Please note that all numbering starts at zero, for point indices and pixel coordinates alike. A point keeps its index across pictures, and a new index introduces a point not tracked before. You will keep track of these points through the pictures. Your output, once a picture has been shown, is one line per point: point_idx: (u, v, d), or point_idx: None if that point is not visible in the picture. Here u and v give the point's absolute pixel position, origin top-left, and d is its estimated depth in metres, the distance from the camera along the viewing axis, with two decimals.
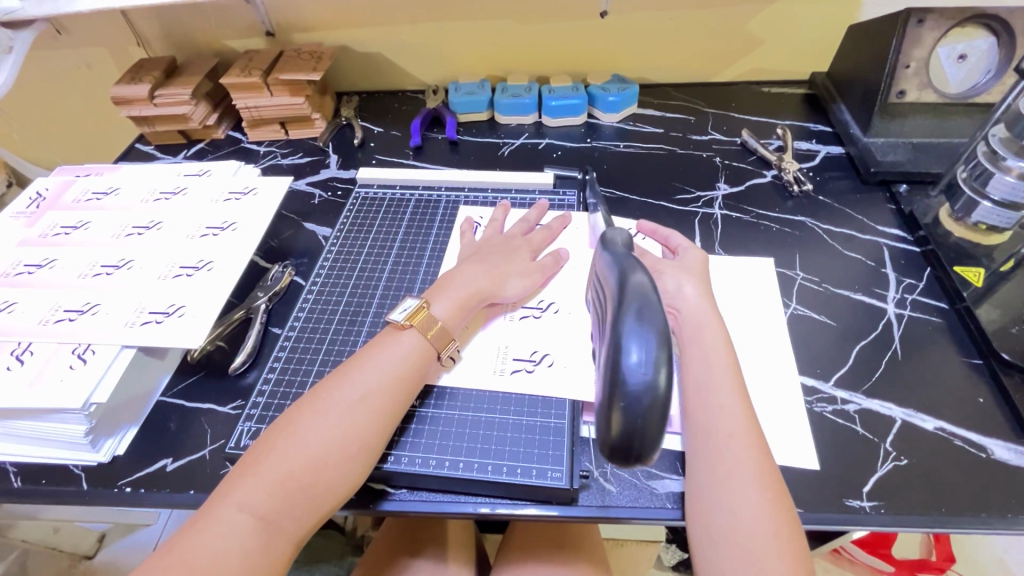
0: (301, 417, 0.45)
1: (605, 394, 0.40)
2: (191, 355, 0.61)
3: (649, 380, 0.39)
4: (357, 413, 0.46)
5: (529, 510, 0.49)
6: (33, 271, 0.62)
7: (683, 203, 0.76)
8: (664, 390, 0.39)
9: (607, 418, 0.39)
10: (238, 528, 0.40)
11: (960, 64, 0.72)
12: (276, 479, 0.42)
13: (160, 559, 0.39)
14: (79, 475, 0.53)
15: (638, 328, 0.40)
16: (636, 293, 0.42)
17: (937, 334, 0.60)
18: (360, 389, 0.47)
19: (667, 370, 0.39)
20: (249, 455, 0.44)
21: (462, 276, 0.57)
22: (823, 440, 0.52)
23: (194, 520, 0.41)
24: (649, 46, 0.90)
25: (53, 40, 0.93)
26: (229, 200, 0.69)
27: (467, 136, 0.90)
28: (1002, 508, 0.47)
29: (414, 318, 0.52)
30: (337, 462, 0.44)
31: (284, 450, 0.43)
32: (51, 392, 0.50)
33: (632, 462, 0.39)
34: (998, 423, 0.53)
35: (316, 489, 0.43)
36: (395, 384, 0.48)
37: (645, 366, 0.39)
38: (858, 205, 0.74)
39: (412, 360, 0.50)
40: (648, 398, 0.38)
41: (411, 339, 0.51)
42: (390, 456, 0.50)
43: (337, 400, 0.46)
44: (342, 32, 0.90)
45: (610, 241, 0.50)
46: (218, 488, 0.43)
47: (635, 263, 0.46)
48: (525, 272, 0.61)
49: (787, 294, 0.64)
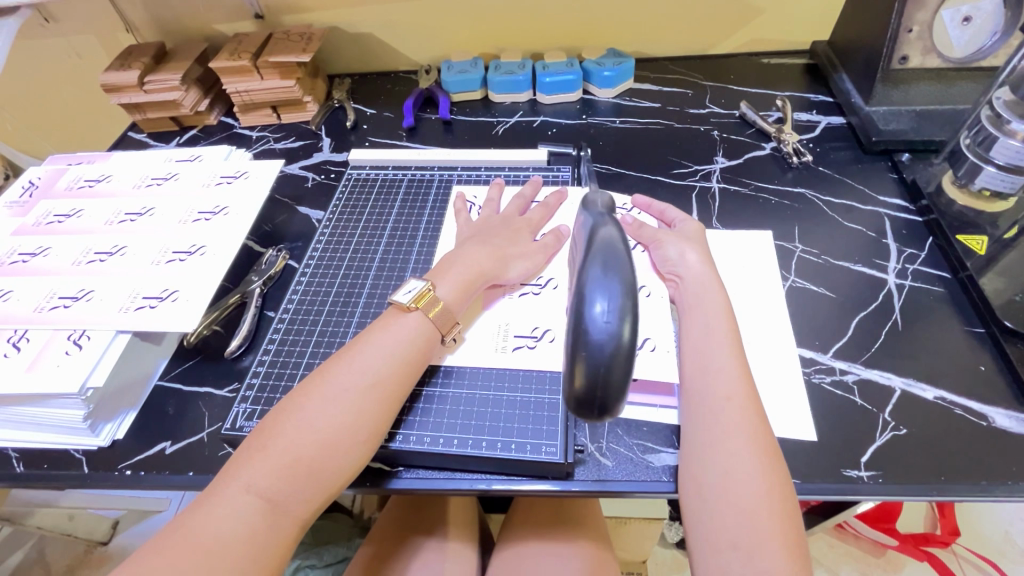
0: (305, 398, 0.45)
1: (569, 348, 0.40)
2: (187, 339, 0.61)
3: (613, 332, 0.38)
4: (364, 397, 0.46)
5: (525, 486, 0.49)
6: (27, 259, 0.62)
7: (680, 177, 0.75)
8: (628, 342, 0.38)
9: (571, 371, 0.39)
10: (244, 511, 0.40)
11: (966, 26, 0.69)
12: (283, 462, 0.42)
13: (163, 541, 0.39)
14: (81, 459, 0.53)
15: (602, 279, 0.40)
16: (603, 246, 0.43)
17: (938, 303, 0.59)
18: (364, 369, 0.47)
19: (631, 321, 0.39)
20: (254, 438, 0.44)
21: (464, 257, 0.56)
22: (821, 411, 0.52)
23: (200, 502, 0.41)
24: (645, 18, 0.88)
25: (41, 28, 0.92)
26: (221, 184, 0.69)
27: (461, 115, 0.89)
28: (1003, 476, 0.47)
29: (420, 301, 0.52)
30: (343, 447, 0.44)
31: (289, 433, 0.43)
32: (48, 377, 0.51)
33: (599, 415, 0.39)
34: (1000, 392, 0.52)
35: (322, 472, 0.43)
36: (399, 365, 0.48)
37: (609, 317, 0.39)
38: (858, 176, 0.73)
39: (416, 343, 0.50)
40: (613, 347, 0.38)
41: (415, 322, 0.51)
42: (396, 435, 0.50)
43: (341, 381, 0.46)
44: (331, 12, 0.89)
45: (591, 203, 0.50)
46: (223, 471, 0.43)
47: (608, 219, 0.47)
48: (528, 253, 0.60)
49: (785, 267, 0.64)
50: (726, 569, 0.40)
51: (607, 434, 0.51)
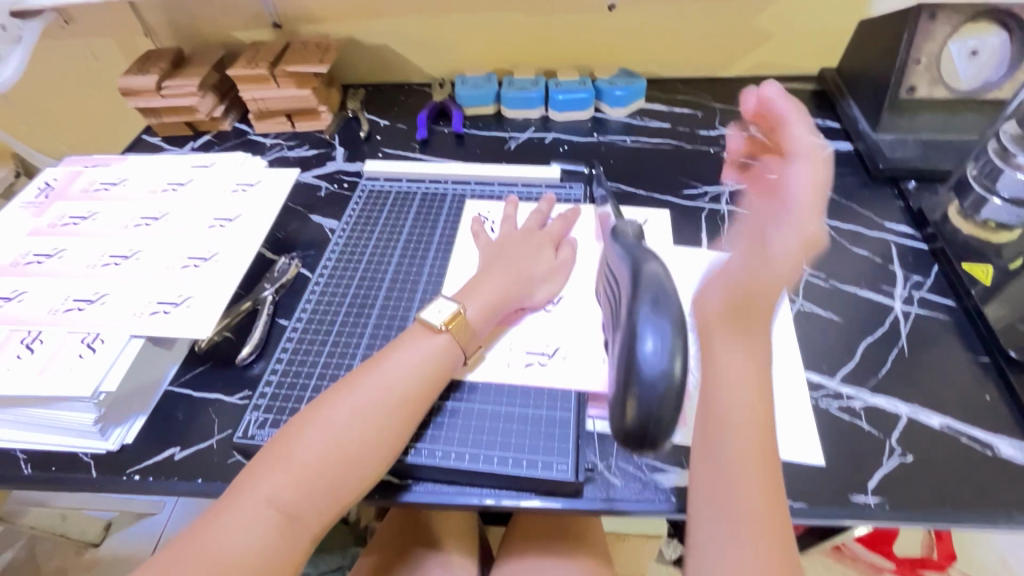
0: (327, 410, 0.46)
1: (620, 384, 0.42)
2: (199, 345, 0.61)
3: (665, 370, 0.41)
4: (385, 412, 0.46)
5: (533, 502, 0.49)
6: (42, 260, 0.62)
7: (690, 197, 0.76)
8: (679, 377, 0.41)
9: (621, 408, 0.42)
10: (263, 522, 0.41)
11: (972, 60, 0.71)
12: (302, 475, 0.43)
13: (181, 549, 0.40)
14: (89, 462, 0.53)
15: (652, 317, 0.43)
16: (651, 283, 0.45)
17: (944, 331, 0.60)
18: (387, 384, 0.48)
19: (681, 358, 0.42)
20: (274, 447, 0.44)
21: (491, 278, 0.57)
22: (828, 436, 0.52)
23: (218, 511, 0.41)
24: (657, 39, 0.89)
25: (61, 31, 0.93)
26: (237, 191, 0.70)
27: (473, 129, 0.90)
28: (1008, 505, 0.48)
29: (452, 323, 0.52)
30: (363, 462, 0.44)
31: (310, 445, 0.44)
32: (62, 380, 0.51)
33: (646, 449, 0.42)
34: (1005, 421, 0.53)
35: (343, 485, 0.44)
36: (422, 381, 0.49)
37: (658, 352, 0.41)
38: (866, 202, 0.74)
39: (440, 361, 0.51)
40: (666, 383, 0.40)
41: (442, 342, 0.51)
42: (410, 449, 0.50)
43: (364, 395, 0.47)
44: (349, 24, 0.90)
45: (621, 233, 0.55)
46: (241, 480, 0.43)
47: (647, 253, 0.50)
48: (551, 274, 0.62)
49: (793, 290, 0.64)
50: None
51: (616, 452, 0.52)
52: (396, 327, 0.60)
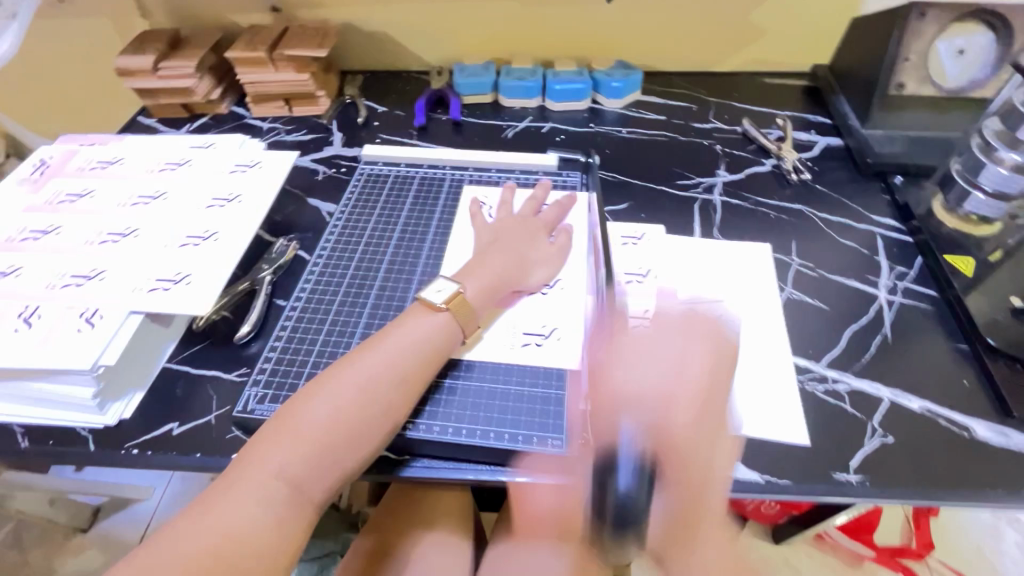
0: (330, 385, 0.47)
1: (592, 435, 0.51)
2: (197, 324, 0.61)
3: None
4: (386, 388, 0.47)
5: (525, 478, 0.50)
6: (39, 237, 0.62)
7: (683, 188, 0.78)
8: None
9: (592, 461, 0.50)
10: (271, 492, 0.42)
11: (959, 58, 0.74)
12: (308, 447, 0.44)
13: (190, 515, 0.41)
14: (87, 436, 0.53)
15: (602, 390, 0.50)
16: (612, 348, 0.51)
17: (925, 320, 0.62)
18: (389, 360, 0.49)
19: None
20: (278, 420, 0.45)
21: (490, 259, 0.59)
22: (813, 417, 0.54)
23: (224, 480, 0.42)
24: (654, 32, 0.91)
25: (54, 9, 0.93)
26: (235, 172, 0.70)
27: (471, 117, 0.90)
28: (983, 483, 0.50)
29: (451, 302, 0.54)
30: (366, 435, 0.46)
31: (313, 419, 0.45)
32: (61, 353, 0.51)
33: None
34: (981, 405, 0.55)
35: (347, 458, 0.45)
36: (422, 359, 0.50)
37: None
38: (854, 195, 0.76)
39: (440, 338, 0.52)
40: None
41: (442, 320, 0.53)
42: (409, 425, 0.51)
43: (366, 371, 0.48)
44: (348, 9, 0.90)
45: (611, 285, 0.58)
46: (246, 451, 0.44)
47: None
48: (547, 259, 0.63)
49: (782, 279, 0.66)
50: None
51: None
52: (394, 307, 0.61)
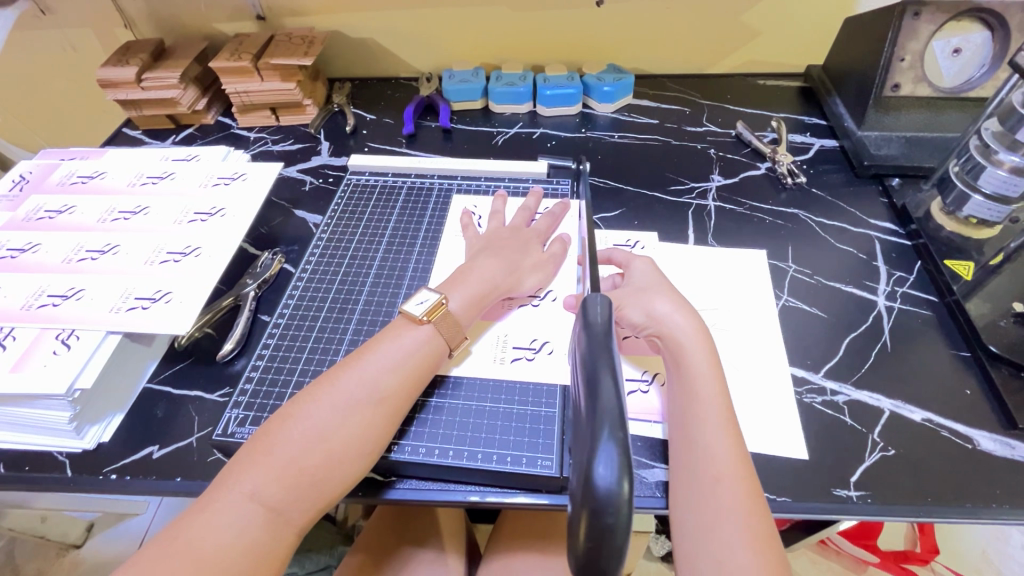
0: (310, 405, 0.45)
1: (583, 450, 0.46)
2: (178, 342, 0.60)
3: (607, 498, 0.30)
4: (369, 407, 0.46)
5: (518, 499, 0.49)
6: (15, 255, 0.61)
7: (676, 194, 0.76)
8: (628, 503, 0.30)
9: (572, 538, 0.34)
10: (245, 519, 0.40)
11: (955, 57, 0.73)
12: (287, 471, 0.42)
13: (162, 545, 0.39)
14: (64, 461, 0.52)
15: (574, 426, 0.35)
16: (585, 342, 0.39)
17: (926, 326, 0.60)
18: (372, 377, 0.47)
19: (631, 476, 0.31)
20: (256, 442, 0.44)
21: (478, 270, 0.57)
22: (812, 430, 0.53)
23: (199, 506, 0.41)
24: (645, 35, 0.89)
25: (36, 21, 0.91)
26: (218, 185, 0.68)
27: (461, 124, 0.89)
28: (987, 498, 0.48)
29: (433, 313, 0.52)
30: (346, 457, 0.44)
31: (291, 441, 0.43)
32: (34, 377, 0.49)
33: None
34: (985, 414, 0.53)
35: (328, 482, 0.43)
36: (407, 375, 0.49)
37: (608, 471, 0.31)
38: (851, 198, 0.74)
39: (425, 355, 0.50)
40: (611, 517, 0.30)
41: (425, 334, 0.51)
42: (394, 446, 0.49)
43: (347, 389, 0.46)
44: (334, 16, 0.89)
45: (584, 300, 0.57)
46: (223, 475, 0.42)
47: (606, 354, 0.37)
48: (539, 266, 0.61)
49: (778, 286, 0.64)
50: None
51: None
52: (380, 321, 0.59)
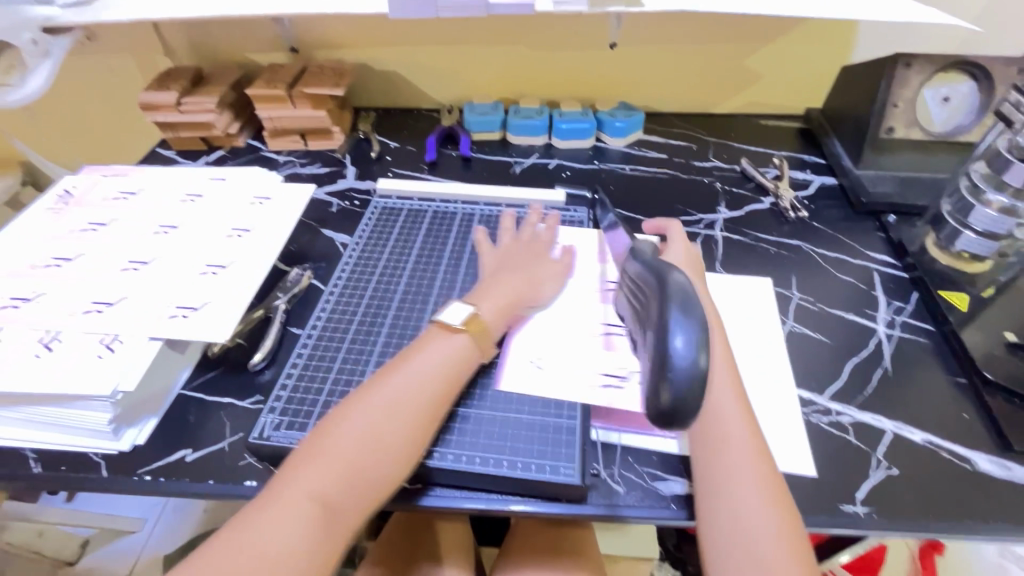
0: (357, 408, 0.48)
1: (651, 376, 0.41)
2: (211, 351, 0.62)
3: (693, 367, 0.39)
4: (419, 410, 0.49)
5: (540, 508, 0.51)
6: (60, 264, 0.64)
7: (686, 224, 0.80)
8: (706, 373, 0.39)
9: (654, 391, 0.40)
10: (299, 513, 0.42)
11: (943, 105, 0.78)
12: (342, 469, 0.45)
13: (225, 541, 0.41)
14: (100, 463, 0.54)
15: (682, 317, 0.41)
16: (677, 289, 0.43)
17: (924, 353, 0.64)
18: (419, 380, 0.50)
19: (708, 339, 0.40)
20: (307, 445, 0.46)
21: (502, 283, 0.61)
22: (819, 449, 0.55)
23: (257, 505, 0.43)
24: (654, 77, 0.95)
25: (83, 47, 0.96)
26: (254, 204, 0.72)
27: (479, 153, 0.94)
28: (987, 516, 0.50)
29: (471, 324, 0.55)
30: (388, 453, 0.46)
31: (348, 439, 0.46)
32: (81, 379, 0.52)
33: (672, 431, 0.40)
34: (982, 438, 0.56)
35: (377, 478, 0.45)
36: (452, 379, 0.52)
37: (687, 350, 0.39)
38: (850, 232, 0.79)
39: (463, 359, 0.53)
40: (690, 379, 0.39)
41: (460, 342, 0.54)
42: (434, 452, 0.52)
43: (390, 392, 0.49)
44: (365, 50, 0.95)
45: (637, 256, 0.52)
46: (277, 475, 0.45)
47: (668, 266, 0.47)
48: (545, 274, 0.65)
49: (783, 312, 0.68)
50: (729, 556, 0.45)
51: (619, 460, 0.54)
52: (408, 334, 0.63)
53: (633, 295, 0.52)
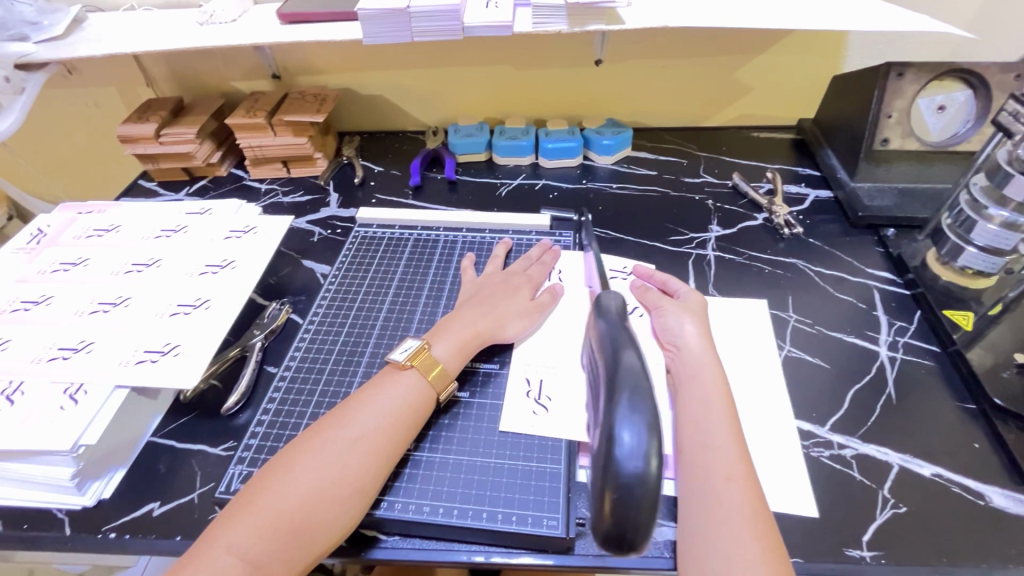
0: (295, 456, 0.46)
1: (598, 480, 0.41)
2: (184, 395, 0.60)
3: (641, 470, 0.40)
4: (362, 459, 0.47)
5: (524, 560, 0.48)
6: (29, 308, 0.62)
7: (676, 244, 0.78)
8: (655, 478, 0.40)
9: (600, 507, 0.40)
10: (223, 570, 0.40)
11: (940, 114, 0.76)
12: (270, 523, 0.42)
13: None
14: (64, 519, 0.51)
15: (629, 414, 0.42)
16: (629, 377, 0.45)
17: (930, 377, 0.60)
18: (363, 425, 0.48)
19: (657, 438, 0.41)
20: (242, 495, 0.45)
21: (460, 318, 0.59)
22: (821, 486, 0.52)
23: (181, 563, 0.41)
24: (642, 92, 0.94)
25: (65, 80, 0.95)
26: (230, 238, 0.70)
27: (465, 176, 0.92)
28: (1003, 558, 0.47)
29: (415, 358, 0.54)
30: (327, 504, 0.44)
31: (284, 489, 0.44)
32: (41, 433, 0.49)
33: (626, 552, 0.40)
34: (995, 470, 0.53)
35: (307, 533, 0.43)
36: (398, 423, 0.50)
37: (636, 455, 0.40)
38: (848, 248, 0.76)
39: (413, 402, 0.51)
40: (639, 490, 0.39)
41: (408, 379, 0.53)
42: (381, 502, 0.49)
43: (334, 438, 0.47)
44: (347, 75, 0.94)
45: (606, 308, 0.54)
46: (208, 530, 0.43)
47: (627, 340, 0.49)
48: (525, 311, 0.62)
49: (780, 337, 0.65)
50: None
51: None
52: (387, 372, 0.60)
53: (591, 344, 0.53)
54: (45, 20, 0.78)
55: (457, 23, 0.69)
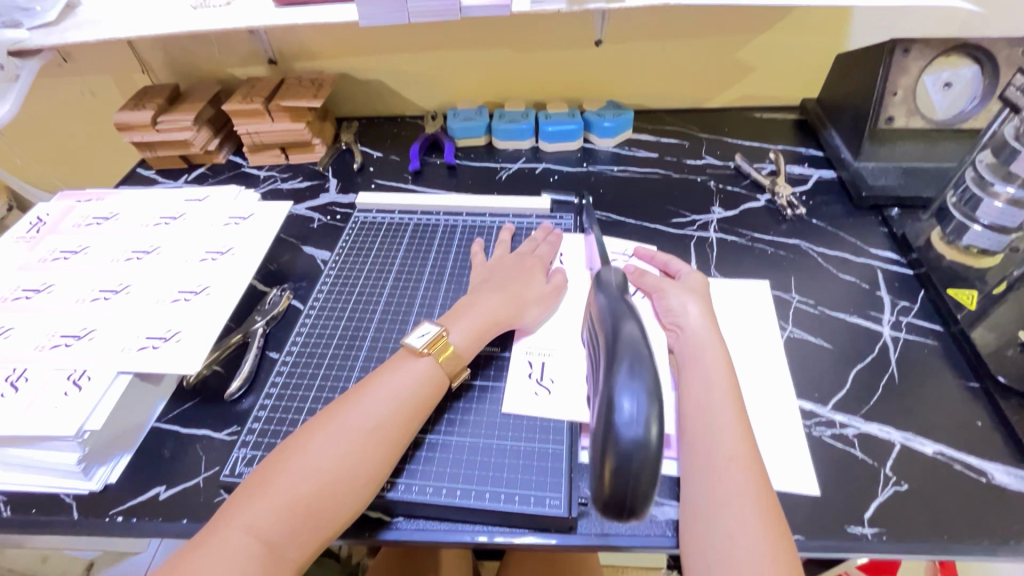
0: (310, 439, 0.46)
1: (599, 447, 0.41)
2: (187, 381, 0.60)
3: (641, 437, 0.40)
4: (376, 444, 0.47)
5: (526, 539, 0.48)
6: (31, 296, 0.62)
7: (679, 226, 0.77)
8: (656, 445, 0.40)
9: (600, 474, 0.41)
10: (241, 551, 0.40)
11: (946, 90, 0.74)
12: (288, 506, 0.43)
13: None
14: (71, 503, 0.52)
15: (629, 382, 0.42)
16: (628, 346, 0.44)
17: (932, 356, 0.60)
18: (378, 409, 0.48)
19: (658, 406, 0.41)
20: (257, 476, 0.45)
21: (478, 304, 0.58)
22: (823, 465, 0.52)
23: (199, 543, 0.42)
24: (643, 74, 0.92)
25: (59, 68, 0.94)
26: (229, 225, 0.70)
27: (465, 160, 0.91)
28: (1004, 534, 0.47)
29: (434, 345, 0.53)
30: (343, 489, 0.44)
31: (301, 473, 0.44)
32: (46, 419, 0.50)
33: (627, 517, 0.41)
34: (997, 448, 0.53)
35: (323, 515, 0.43)
36: (413, 409, 0.50)
37: (636, 423, 0.40)
38: (852, 229, 0.75)
39: (427, 387, 0.51)
40: (640, 457, 0.39)
41: (424, 365, 0.52)
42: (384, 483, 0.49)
43: (349, 423, 0.47)
44: (344, 60, 0.93)
45: (605, 282, 0.53)
46: (223, 510, 0.43)
47: (628, 312, 0.48)
48: (542, 297, 0.61)
49: (783, 318, 0.65)
50: (709, 555, 0.42)
51: None
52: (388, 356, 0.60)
53: (591, 317, 0.53)
54: (38, 6, 0.77)
55: (454, 3, 0.68)
